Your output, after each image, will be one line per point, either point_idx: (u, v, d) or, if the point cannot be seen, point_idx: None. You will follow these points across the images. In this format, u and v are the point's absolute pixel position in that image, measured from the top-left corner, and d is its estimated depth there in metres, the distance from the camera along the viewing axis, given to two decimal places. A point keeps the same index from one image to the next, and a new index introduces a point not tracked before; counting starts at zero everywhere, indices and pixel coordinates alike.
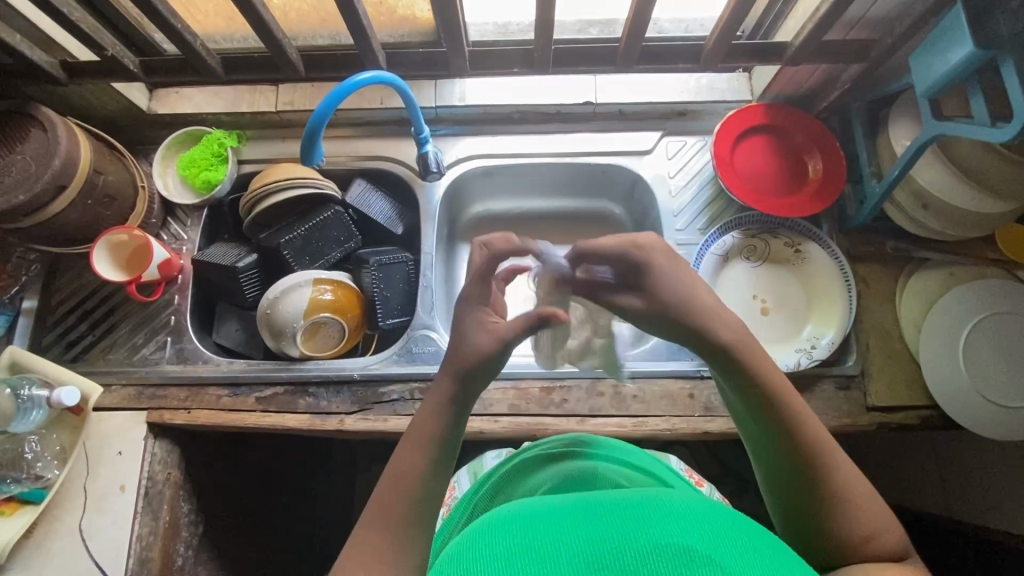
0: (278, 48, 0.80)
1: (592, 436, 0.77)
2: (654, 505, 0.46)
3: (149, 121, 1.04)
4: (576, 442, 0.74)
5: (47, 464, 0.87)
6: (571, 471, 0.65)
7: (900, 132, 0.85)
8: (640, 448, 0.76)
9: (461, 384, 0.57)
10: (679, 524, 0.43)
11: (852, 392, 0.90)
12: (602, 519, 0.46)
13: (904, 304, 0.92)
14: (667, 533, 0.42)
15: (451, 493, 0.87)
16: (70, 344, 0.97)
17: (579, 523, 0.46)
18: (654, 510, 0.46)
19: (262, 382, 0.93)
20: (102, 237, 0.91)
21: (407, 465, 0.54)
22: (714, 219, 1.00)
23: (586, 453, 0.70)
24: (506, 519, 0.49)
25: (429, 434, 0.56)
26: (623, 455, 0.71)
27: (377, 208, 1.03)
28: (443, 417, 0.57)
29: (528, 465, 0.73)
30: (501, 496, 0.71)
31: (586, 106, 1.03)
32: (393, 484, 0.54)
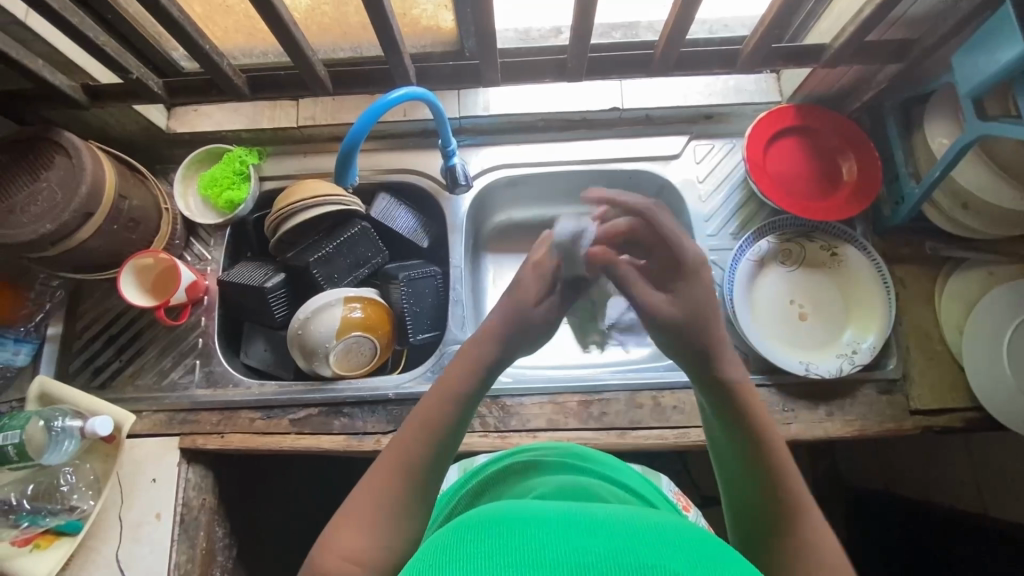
0: (305, 64, 0.78)
1: (583, 449, 0.77)
2: (655, 525, 0.43)
3: (168, 140, 1.02)
4: (569, 452, 0.75)
5: (82, 495, 0.85)
6: (567, 479, 0.64)
7: (940, 133, 0.83)
8: (623, 464, 0.77)
9: (465, 384, 0.63)
10: (673, 546, 0.40)
11: (895, 396, 0.88)
12: (587, 529, 0.42)
13: (944, 306, 0.91)
14: (655, 552, 0.39)
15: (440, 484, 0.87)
16: (97, 370, 0.95)
17: (562, 530, 0.42)
18: (652, 529, 0.43)
19: (296, 403, 0.91)
20: (128, 261, 0.90)
21: (422, 423, 0.59)
22: (746, 223, 0.99)
23: (581, 465, 0.70)
24: (495, 517, 0.45)
25: (432, 423, 0.59)
26: (609, 467, 0.72)
27: (403, 222, 1.02)
28: (451, 403, 0.61)
29: (521, 468, 0.72)
30: (487, 494, 0.70)
31: (611, 112, 1.01)
32: (395, 464, 0.56)
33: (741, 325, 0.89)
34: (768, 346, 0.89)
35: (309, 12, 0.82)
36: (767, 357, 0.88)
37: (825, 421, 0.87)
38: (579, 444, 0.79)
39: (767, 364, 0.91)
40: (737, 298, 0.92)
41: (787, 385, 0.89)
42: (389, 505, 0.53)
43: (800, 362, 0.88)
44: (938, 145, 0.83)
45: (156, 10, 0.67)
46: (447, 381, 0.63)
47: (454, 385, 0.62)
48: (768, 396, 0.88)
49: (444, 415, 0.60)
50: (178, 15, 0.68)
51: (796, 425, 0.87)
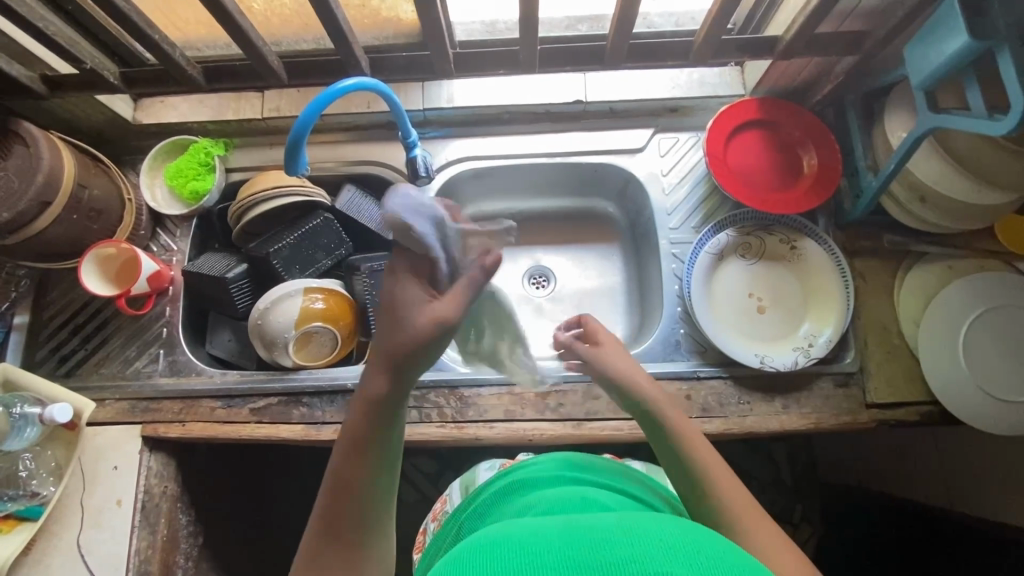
0: (258, 55, 0.78)
1: (581, 458, 0.77)
2: (650, 528, 0.45)
3: (135, 131, 1.03)
4: (568, 462, 0.74)
5: (43, 481, 0.87)
6: (560, 491, 0.64)
7: (897, 125, 0.83)
8: (624, 471, 0.76)
9: (375, 432, 0.57)
10: (662, 550, 0.42)
11: (851, 389, 0.89)
12: (591, 541, 0.43)
13: (902, 299, 0.90)
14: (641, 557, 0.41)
15: (442, 506, 0.89)
16: (63, 358, 0.97)
17: (568, 544, 0.43)
18: (645, 533, 0.44)
19: (256, 392, 0.92)
20: (90, 251, 0.90)
21: (350, 447, 0.57)
22: (708, 216, 0.99)
23: (577, 475, 0.70)
24: (501, 533, 0.47)
25: (359, 445, 0.57)
26: (609, 476, 0.72)
27: (369, 214, 1.02)
28: (376, 418, 0.57)
29: (517, 483, 0.72)
30: (482, 515, 0.70)
31: (576, 105, 1.02)
32: (334, 488, 0.57)
33: (698, 318, 0.90)
34: (724, 339, 0.89)
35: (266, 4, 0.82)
36: (722, 350, 0.88)
37: (780, 414, 0.87)
38: (580, 453, 0.79)
39: (724, 357, 0.91)
40: (695, 290, 0.92)
41: (742, 377, 0.89)
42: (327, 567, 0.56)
43: (755, 356, 0.88)
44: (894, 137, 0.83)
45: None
46: (355, 436, 0.57)
47: (365, 437, 0.57)
48: (724, 388, 0.89)
49: (361, 471, 0.57)
50: (125, 5, 0.69)
51: (751, 418, 0.87)
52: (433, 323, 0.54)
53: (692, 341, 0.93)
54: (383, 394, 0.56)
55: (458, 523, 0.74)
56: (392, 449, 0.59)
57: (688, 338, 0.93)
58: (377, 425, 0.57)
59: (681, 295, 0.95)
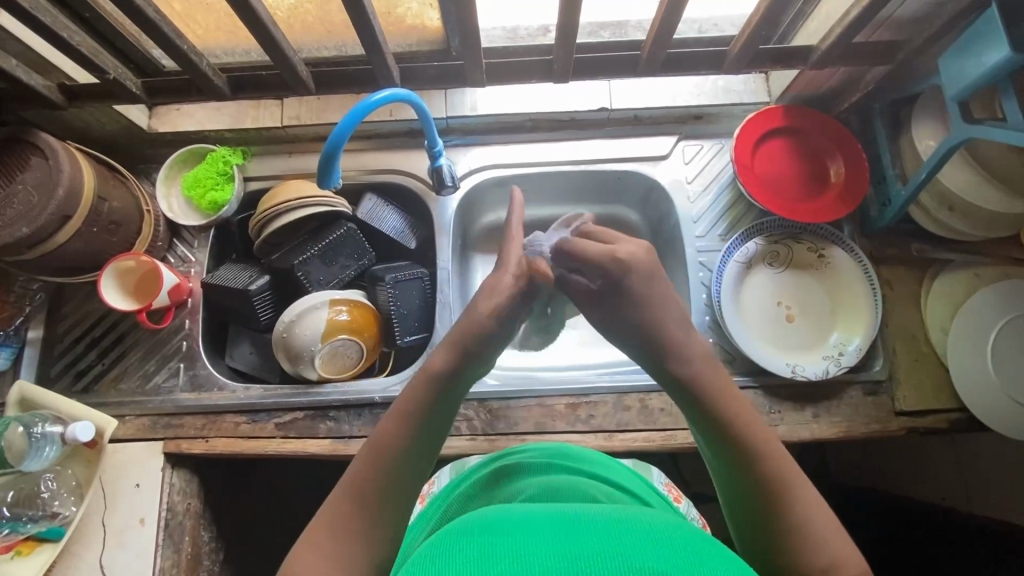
0: (287, 64, 0.77)
1: (575, 449, 0.76)
2: (646, 523, 0.43)
3: (150, 140, 1.01)
4: (555, 452, 0.74)
5: (64, 501, 0.84)
6: (554, 479, 0.64)
7: (927, 134, 0.83)
8: (609, 460, 0.77)
9: (420, 399, 0.59)
10: (661, 547, 0.40)
11: (880, 397, 0.89)
12: (578, 532, 0.42)
13: (930, 307, 0.91)
14: (641, 552, 0.39)
15: (429, 489, 0.86)
16: (80, 373, 0.94)
17: (556, 532, 0.42)
18: (641, 528, 0.42)
19: (281, 407, 0.90)
20: (109, 264, 0.88)
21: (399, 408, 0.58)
22: (734, 224, 0.98)
23: (571, 466, 0.70)
24: (492, 520, 0.45)
25: (410, 411, 0.58)
26: (597, 467, 0.71)
27: (390, 223, 1.00)
28: (431, 387, 0.60)
29: (509, 469, 0.70)
30: (475, 499, 0.68)
31: (600, 112, 1.01)
32: (370, 453, 0.55)
33: (728, 328, 0.89)
34: (753, 348, 0.89)
35: (292, 11, 0.80)
36: (753, 359, 0.88)
37: (811, 423, 0.87)
38: (563, 443, 0.78)
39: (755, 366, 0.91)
40: (724, 300, 0.92)
41: (773, 386, 0.89)
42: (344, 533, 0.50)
43: (787, 365, 0.88)
44: (924, 147, 0.83)
45: (132, 9, 0.65)
46: (407, 397, 0.59)
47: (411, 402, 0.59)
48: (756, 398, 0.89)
49: (403, 432, 0.56)
50: (154, 14, 0.67)
51: (782, 427, 0.87)
52: (492, 316, 0.67)
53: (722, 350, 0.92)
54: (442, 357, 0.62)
55: (447, 503, 0.72)
56: (437, 431, 0.59)
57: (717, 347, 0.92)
58: (426, 391, 0.60)
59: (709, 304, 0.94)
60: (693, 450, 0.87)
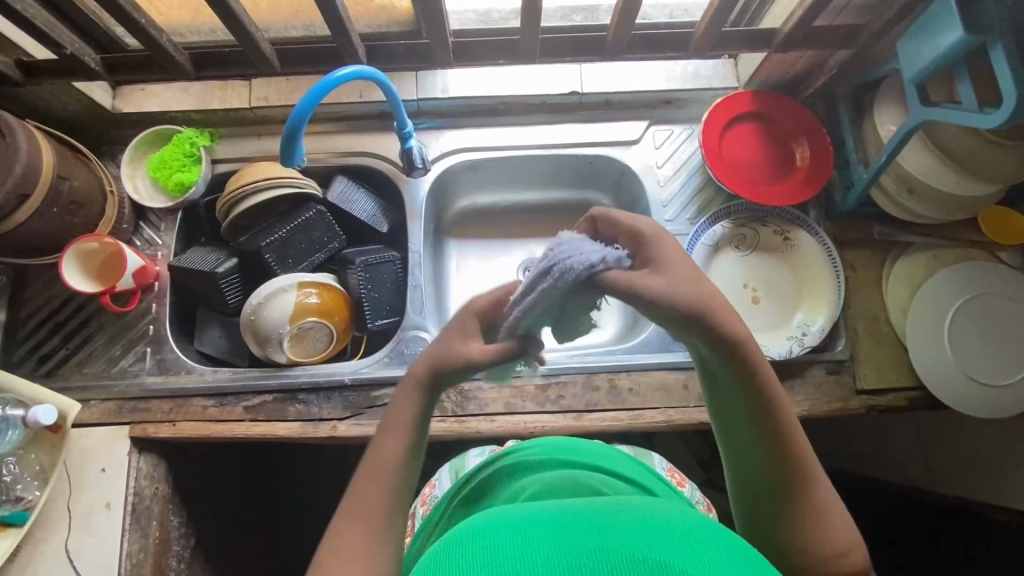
0: (250, 42, 0.75)
1: (574, 441, 0.77)
2: (641, 514, 0.45)
3: (114, 121, 0.99)
4: (558, 446, 0.74)
5: (27, 485, 0.83)
6: (552, 475, 0.65)
7: (888, 118, 0.85)
8: (611, 451, 0.77)
9: (403, 449, 0.51)
10: (660, 539, 0.42)
11: (842, 376, 0.91)
12: (578, 528, 0.44)
13: (890, 288, 0.93)
14: (649, 544, 0.41)
15: (431, 492, 0.87)
16: (43, 358, 0.93)
17: (556, 530, 0.44)
18: (636, 521, 0.44)
19: (250, 390, 0.90)
20: (70, 246, 0.86)
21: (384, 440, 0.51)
22: (703, 208, 0.99)
23: (569, 458, 0.70)
24: (492, 520, 0.47)
25: (395, 441, 0.51)
26: (600, 459, 0.72)
27: (361, 207, 1.00)
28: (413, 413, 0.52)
29: (511, 470, 0.70)
30: (477, 499, 0.69)
31: (571, 96, 1.01)
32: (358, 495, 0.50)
33: None
34: None
35: None
36: None
37: None
38: (568, 437, 0.78)
39: None
40: None
41: None
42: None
43: None
44: (886, 130, 0.85)
45: None
46: (384, 443, 0.51)
47: (368, 527, 0.49)
48: None
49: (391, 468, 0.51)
50: None
51: None
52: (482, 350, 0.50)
53: None
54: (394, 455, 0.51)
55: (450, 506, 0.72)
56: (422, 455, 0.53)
57: None
58: (404, 440, 0.51)
59: None
60: (660, 429, 0.89)
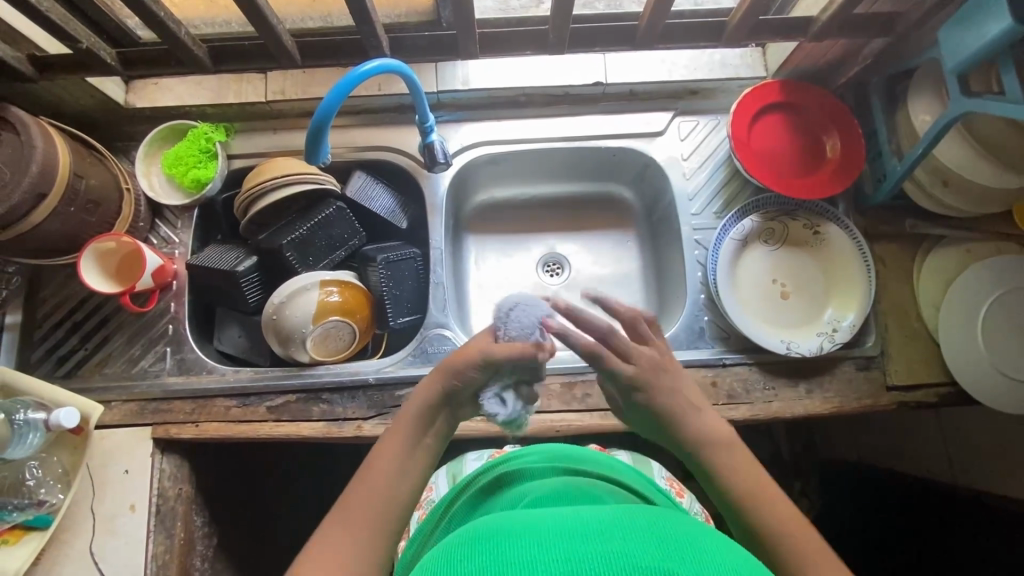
0: (272, 34, 0.73)
1: (575, 450, 0.77)
2: (643, 525, 0.45)
3: (128, 116, 0.97)
4: (553, 454, 0.75)
5: (50, 488, 0.83)
6: (561, 481, 0.64)
7: (923, 108, 0.83)
8: (613, 461, 0.77)
9: (403, 452, 0.60)
10: (664, 547, 0.42)
11: (872, 372, 0.90)
12: (580, 535, 0.44)
13: (922, 283, 0.91)
14: (650, 551, 0.41)
15: (429, 495, 0.88)
16: (61, 359, 0.92)
17: (558, 535, 0.44)
18: (637, 531, 0.44)
19: (273, 390, 0.89)
20: (89, 246, 0.85)
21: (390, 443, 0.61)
22: (729, 202, 0.97)
23: (573, 468, 0.70)
24: (495, 527, 0.47)
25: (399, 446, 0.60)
26: (597, 468, 0.73)
27: (380, 202, 0.98)
28: (421, 420, 0.62)
29: (513, 477, 0.70)
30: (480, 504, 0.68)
31: (595, 87, 0.98)
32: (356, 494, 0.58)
33: (723, 304, 0.89)
34: (748, 326, 0.88)
35: None
36: (748, 337, 0.88)
37: (804, 398, 0.88)
38: (566, 445, 0.79)
39: (748, 344, 0.91)
40: (720, 278, 0.91)
41: (768, 363, 0.89)
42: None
43: (781, 342, 0.88)
44: (921, 122, 0.83)
45: None
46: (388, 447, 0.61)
47: (369, 502, 0.57)
48: (750, 374, 0.89)
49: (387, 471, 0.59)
50: None
51: (776, 403, 0.88)
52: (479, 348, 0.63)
53: (716, 329, 0.92)
54: (403, 444, 0.61)
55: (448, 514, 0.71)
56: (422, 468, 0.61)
57: (712, 325, 0.92)
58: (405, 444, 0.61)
59: (704, 282, 0.95)
60: None
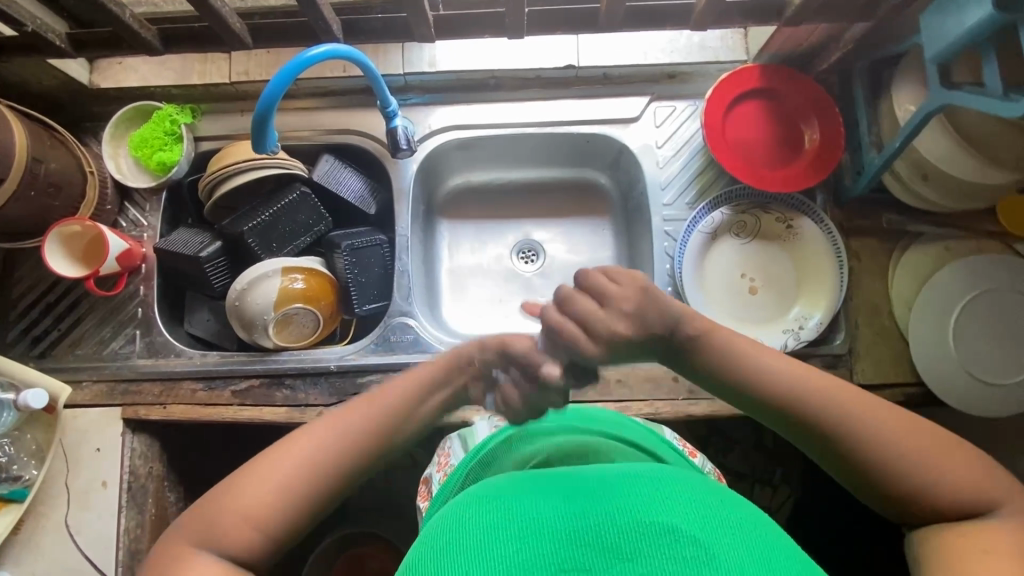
0: (216, 16, 0.69)
1: (587, 409, 0.80)
2: (651, 478, 0.48)
3: (94, 96, 0.96)
4: (571, 415, 0.77)
5: (24, 464, 0.86)
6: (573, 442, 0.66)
7: (906, 96, 0.79)
8: (624, 417, 0.80)
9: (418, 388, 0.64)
10: (674, 500, 0.44)
11: (839, 371, 0.88)
12: (585, 498, 0.46)
13: (896, 280, 0.89)
14: (659, 506, 0.44)
15: (447, 460, 0.87)
16: (36, 339, 0.94)
17: (561, 500, 0.46)
18: (648, 483, 0.47)
19: (237, 374, 0.90)
20: (52, 230, 0.85)
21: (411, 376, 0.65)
22: (702, 193, 0.95)
23: (584, 428, 0.72)
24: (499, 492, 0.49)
25: (418, 385, 0.64)
26: (614, 430, 0.74)
27: (348, 186, 0.97)
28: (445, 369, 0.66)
29: (527, 432, 0.73)
30: (496, 460, 0.70)
31: (567, 70, 0.95)
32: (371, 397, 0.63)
33: (687, 297, 0.88)
34: None
35: None
36: None
37: None
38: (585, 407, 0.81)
39: None
40: (686, 271, 0.89)
41: None
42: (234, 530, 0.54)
43: None
44: (903, 110, 0.79)
45: None
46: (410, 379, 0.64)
47: (373, 408, 0.61)
48: None
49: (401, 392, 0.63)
50: None
51: None
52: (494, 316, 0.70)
53: None
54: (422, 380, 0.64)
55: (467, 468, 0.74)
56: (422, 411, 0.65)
57: None
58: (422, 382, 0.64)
59: (672, 275, 0.92)
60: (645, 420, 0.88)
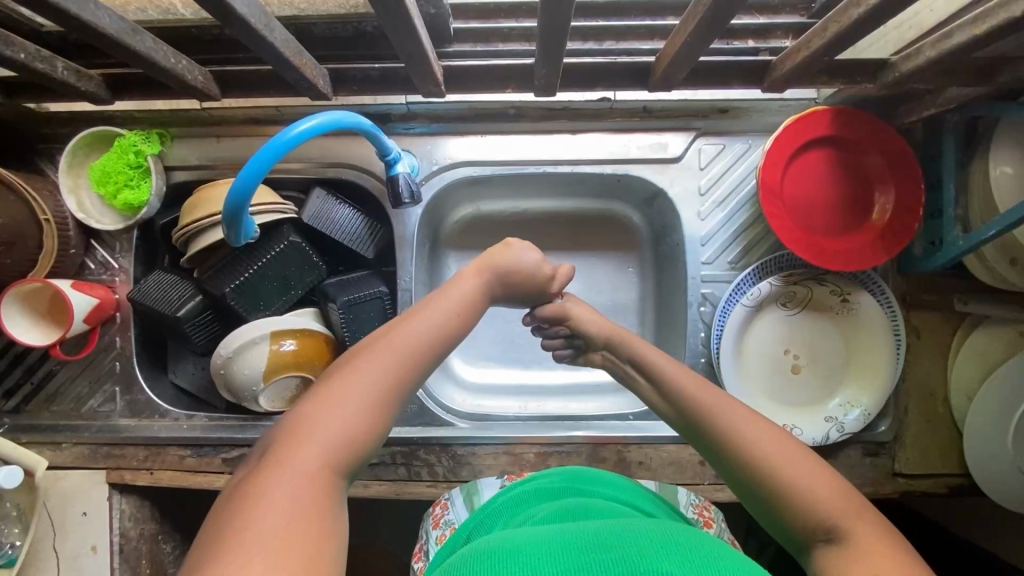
0: (162, 74, 0.58)
1: (591, 468, 0.68)
2: (631, 527, 0.42)
3: (44, 116, 0.82)
4: (577, 475, 0.65)
5: (6, 533, 0.80)
6: (570, 500, 0.56)
7: (1008, 164, 0.66)
8: (635, 482, 0.68)
9: (444, 328, 0.57)
10: (656, 549, 0.38)
11: (879, 459, 0.81)
12: (577, 547, 0.40)
13: (956, 363, 0.79)
14: (642, 554, 0.38)
15: (443, 515, 0.74)
16: (7, 393, 0.86)
17: (556, 550, 0.39)
18: (627, 533, 0.41)
19: (227, 442, 0.84)
20: (8, 291, 0.75)
21: (421, 313, 0.57)
22: (746, 253, 0.83)
23: (583, 489, 0.61)
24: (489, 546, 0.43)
25: (440, 325, 0.57)
26: (621, 492, 0.63)
27: (345, 227, 0.85)
28: (465, 308, 0.61)
29: (528, 494, 0.62)
30: (499, 517, 0.61)
31: (600, 103, 0.81)
32: (388, 335, 0.54)
33: (722, 378, 0.79)
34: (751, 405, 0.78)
35: None
36: None
37: None
38: (585, 466, 0.70)
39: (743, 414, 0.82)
40: (724, 346, 0.80)
41: None
42: (281, 528, 0.39)
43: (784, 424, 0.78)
44: (997, 175, 0.67)
45: None
46: (422, 311, 0.57)
47: (395, 345, 0.53)
48: None
49: (420, 327, 0.55)
50: None
51: None
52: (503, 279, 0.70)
53: None
54: (439, 312, 0.58)
55: (472, 521, 0.64)
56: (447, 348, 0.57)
57: None
58: (442, 314, 0.58)
59: (707, 344, 0.83)
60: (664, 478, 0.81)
